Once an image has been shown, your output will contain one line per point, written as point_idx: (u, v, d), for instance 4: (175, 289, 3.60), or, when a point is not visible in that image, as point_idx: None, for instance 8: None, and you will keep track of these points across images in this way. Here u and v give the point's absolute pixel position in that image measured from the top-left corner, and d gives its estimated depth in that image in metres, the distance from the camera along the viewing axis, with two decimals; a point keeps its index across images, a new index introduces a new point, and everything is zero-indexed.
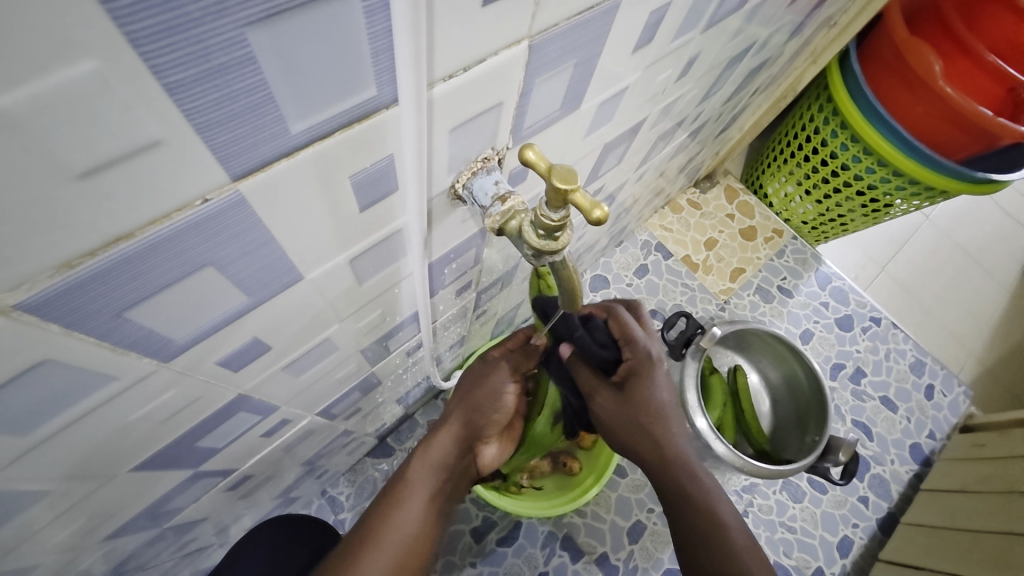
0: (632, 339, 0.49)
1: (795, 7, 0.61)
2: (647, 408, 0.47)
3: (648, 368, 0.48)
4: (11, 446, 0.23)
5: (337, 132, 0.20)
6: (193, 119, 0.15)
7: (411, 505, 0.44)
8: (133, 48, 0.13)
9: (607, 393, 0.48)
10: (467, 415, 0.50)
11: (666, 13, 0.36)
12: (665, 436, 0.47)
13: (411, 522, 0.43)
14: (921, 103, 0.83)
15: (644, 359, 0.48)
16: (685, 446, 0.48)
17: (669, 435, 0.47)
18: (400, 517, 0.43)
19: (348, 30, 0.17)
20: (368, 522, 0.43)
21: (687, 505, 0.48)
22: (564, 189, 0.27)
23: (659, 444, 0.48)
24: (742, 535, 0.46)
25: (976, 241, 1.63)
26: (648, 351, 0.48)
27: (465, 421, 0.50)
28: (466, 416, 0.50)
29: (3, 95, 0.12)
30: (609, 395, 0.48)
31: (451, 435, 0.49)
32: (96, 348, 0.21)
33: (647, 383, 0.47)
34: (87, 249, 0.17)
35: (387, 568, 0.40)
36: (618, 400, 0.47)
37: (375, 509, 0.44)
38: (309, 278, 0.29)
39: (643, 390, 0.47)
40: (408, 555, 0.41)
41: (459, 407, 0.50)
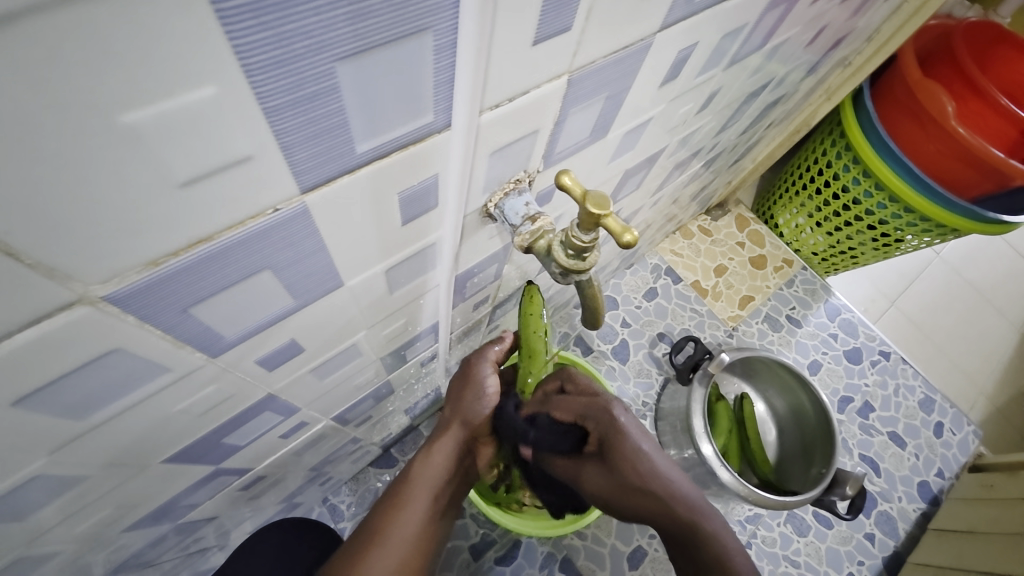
0: (590, 411, 0.51)
1: (812, 47, 0.63)
2: (630, 468, 0.49)
3: (615, 436, 0.50)
4: (68, 429, 0.24)
5: (394, 153, 0.22)
6: (280, 138, 0.17)
7: (414, 506, 0.45)
8: (245, 78, 0.15)
9: (589, 466, 0.52)
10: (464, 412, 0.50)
11: (693, 52, 0.38)
12: (652, 483, 0.49)
13: (414, 523, 0.43)
14: (933, 143, 0.85)
15: (608, 427, 0.50)
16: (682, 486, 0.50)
17: (657, 480, 0.49)
18: (402, 518, 0.43)
19: (418, 66, 0.19)
20: (374, 521, 0.43)
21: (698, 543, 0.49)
22: (598, 214, 0.28)
23: (657, 495, 0.49)
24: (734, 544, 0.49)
25: (987, 280, 1.63)
26: (608, 416, 0.51)
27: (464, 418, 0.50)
28: (462, 414, 0.50)
29: (134, 113, 0.14)
30: (594, 468, 0.52)
31: (452, 435, 0.49)
32: (158, 340, 0.22)
33: (619, 443, 0.49)
34: (171, 250, 0.18)
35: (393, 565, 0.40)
36: (603, 471, 0.51)
37: (380, 509, 0.44)
38: (347, 285, 0.30)
39: (618, 454, 0.49)
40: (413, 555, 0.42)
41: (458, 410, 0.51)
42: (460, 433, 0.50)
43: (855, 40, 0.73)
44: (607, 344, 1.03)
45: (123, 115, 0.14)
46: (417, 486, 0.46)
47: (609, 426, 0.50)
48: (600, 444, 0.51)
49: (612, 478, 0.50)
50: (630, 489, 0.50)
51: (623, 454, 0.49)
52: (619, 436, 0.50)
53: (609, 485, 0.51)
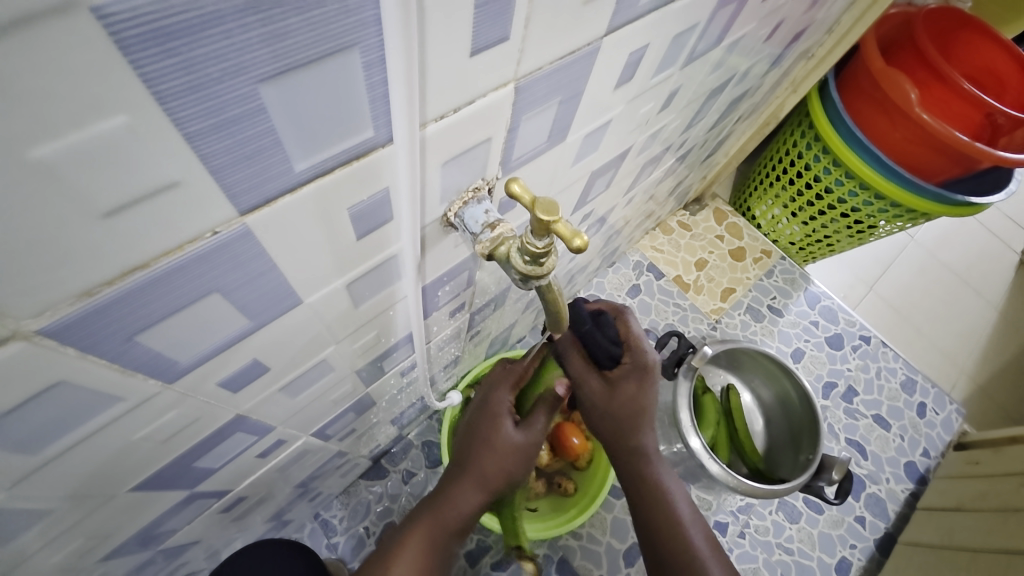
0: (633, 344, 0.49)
1: (771, 41, 0.64)
2: (631, 406, 0.50)
3: (643, 376, 0.49)
4: (21, 464, 0.24)
5: (337, 169, 0.22)
6: (207, 162, 0.17)
7: (406, 555, 0.46)
8: (160, 105, 0.15)
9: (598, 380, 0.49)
10: (484, 468, 0.51)
11: (646, 53, 0.38)
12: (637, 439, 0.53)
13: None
14: (899, 130, 0.87)
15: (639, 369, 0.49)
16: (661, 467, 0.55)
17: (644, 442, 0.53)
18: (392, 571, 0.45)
19: (348, 83, 0.19)
20: (384, 554, 0.47)
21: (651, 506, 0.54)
22: (547, 220, 0.29)
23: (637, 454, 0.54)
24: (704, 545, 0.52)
25: (962, 260, 1.67)
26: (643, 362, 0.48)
27: (482, 473, 0.50)
28: (481, 472, 0.50)
29: (43, 147, 0.14)
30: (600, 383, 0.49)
31: (471, 489, 0.50)
32: (106, 370, 0.22)
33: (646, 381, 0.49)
34: (105, 279, 0.18)
35: None
36: (605, 388, 0.49)
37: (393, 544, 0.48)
38: (307, 302, 0.30)
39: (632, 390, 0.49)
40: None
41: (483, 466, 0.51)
42: (479, 489, 0.50)
43: (814, 33, 0.75)
44: None
45: (32, 150, 0.13)
46: (419, 541, 0.48)
47: (642, 365, 0.49)
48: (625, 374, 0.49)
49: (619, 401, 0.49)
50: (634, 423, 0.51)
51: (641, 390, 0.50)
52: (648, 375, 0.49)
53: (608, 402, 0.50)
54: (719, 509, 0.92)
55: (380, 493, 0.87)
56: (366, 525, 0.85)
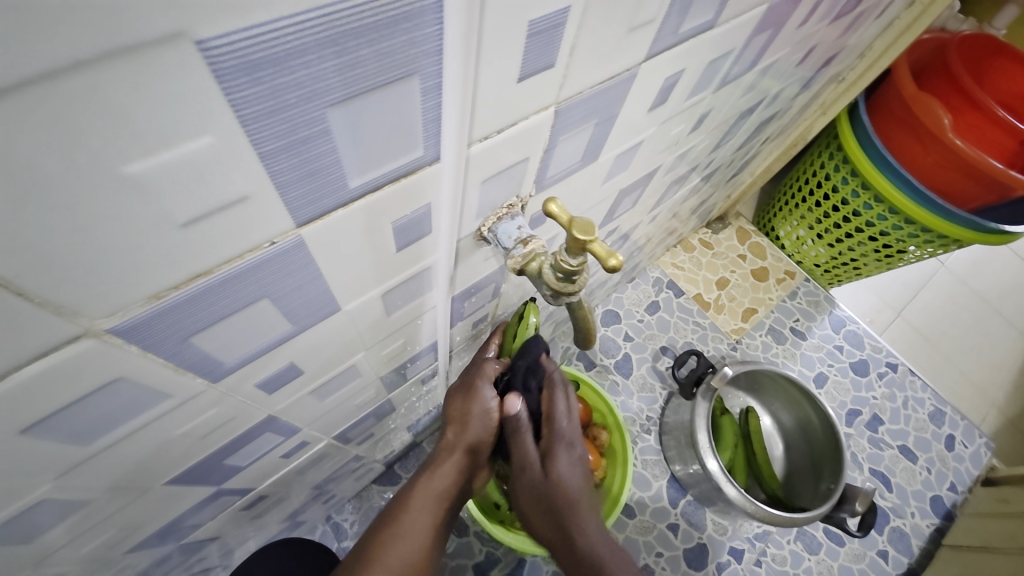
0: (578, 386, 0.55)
1: (804, 65, 0.64)
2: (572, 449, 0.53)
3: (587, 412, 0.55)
4: (72, 455, 0.25)
5: (387, 185, 0.23)
6: (275, 178, 0.18)
7: (411, 534, 0.45)
8: (241, 128, 0.16)
9: (534, 464, 0.52)
10: (469, 437, 0.52)
11: (680, 78, 0.39)
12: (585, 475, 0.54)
13: (416, 541, 0.44)
14: (932, 154, 0.85)
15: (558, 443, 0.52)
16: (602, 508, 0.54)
17: (580, 529, 0.50)
18: (402, 546, 0.43)
19: (406, 106, 0.20)
20: (367, 545, 0.44)
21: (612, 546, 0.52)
22: (583, 239, 0.29)
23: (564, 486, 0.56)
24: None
25: (993, 289, 1.62)
26: (564, 437, 0.52)
27: (469, 442, 0.52)
28: (469, 437, 0.51)
29: (136, 163, 0.15)
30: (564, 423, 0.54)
31: (456, 458, 0.51)
32: (160, 368, 0.23)
33: (552, 466, 0.51)
34: (171, 284, 0.19)
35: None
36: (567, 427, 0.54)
37: (375, 532, 0.45)
38: (345, 309, 0.31)
39: (556, 473, 0.51)
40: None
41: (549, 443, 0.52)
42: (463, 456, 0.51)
43: (847, 57, 0.74)
44: (610, 358, 1.03)
45: (125, 165, 0.15)
46: (416, 515, 0.46)
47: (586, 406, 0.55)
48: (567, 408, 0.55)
49: (545, 490, 0.51)
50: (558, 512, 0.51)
51: (553, 480, 0.51)
52: (559, 455, 0.51)
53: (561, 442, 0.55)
54: (734, 535, 0.90)
55: None
56: None
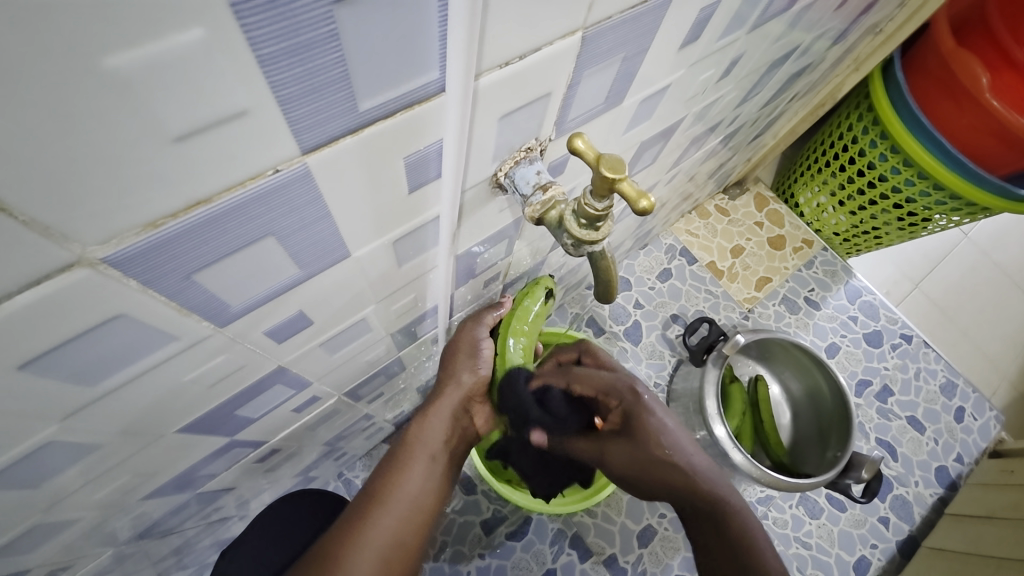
0: (611, 388, 0.55)
1: (841, 11, 0.60)
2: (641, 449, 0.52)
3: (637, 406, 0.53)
4: (78, 396, 0.24)
5: (398, 113, 0.21)
6: (277, 91, 0.16)
7: (415, 471, 0.46)
8: (235, 21, 0.14)
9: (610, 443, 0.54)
10: (459, 376, 0.51)
11: (716, 11, 0.36)
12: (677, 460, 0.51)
13: (421, 480, 0.46)
14: (966, 116, 0.80)
15: (631, 402, 0.54)
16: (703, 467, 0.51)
17: (680, 457, 0.51)
18: (407, 483, 0.45)
19: (421, 12, 0.18)
20: (373, 484, 0.45)
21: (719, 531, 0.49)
22: (612, 178, 0.27)
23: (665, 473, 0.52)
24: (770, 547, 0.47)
25: (1016, 261, 1.57)
26: (633, 393, 0.54)
27: (460, 380, 0.51)
28: (459, 377, 0.51)
29: (120, 55, 0.13)
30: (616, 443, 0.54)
31: (451, 395, 0.51)
32: (163, 308, 0.22)
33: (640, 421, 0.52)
34: (170, 211, 0.18)
35: (398, 523, 0.43)
36: (625, 445, 0.53)
37: (380, 471, 0.46)
38: (354, 256, 0.30)
39: (644, 427, 0.52)
40: (416, 512, 0.44)
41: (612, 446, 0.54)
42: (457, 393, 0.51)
43: (887, 5, 0.69)
44: (619, 325, 1.02)
45: (108, 58, 0.13)
46: (419, 453, 0.47)
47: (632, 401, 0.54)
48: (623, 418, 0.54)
49: (638, 452, 0.52)
50: (654, 462, 0.52)
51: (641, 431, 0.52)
52: (644, 410, 0.53)
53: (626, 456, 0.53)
54: None
55: None
56: None
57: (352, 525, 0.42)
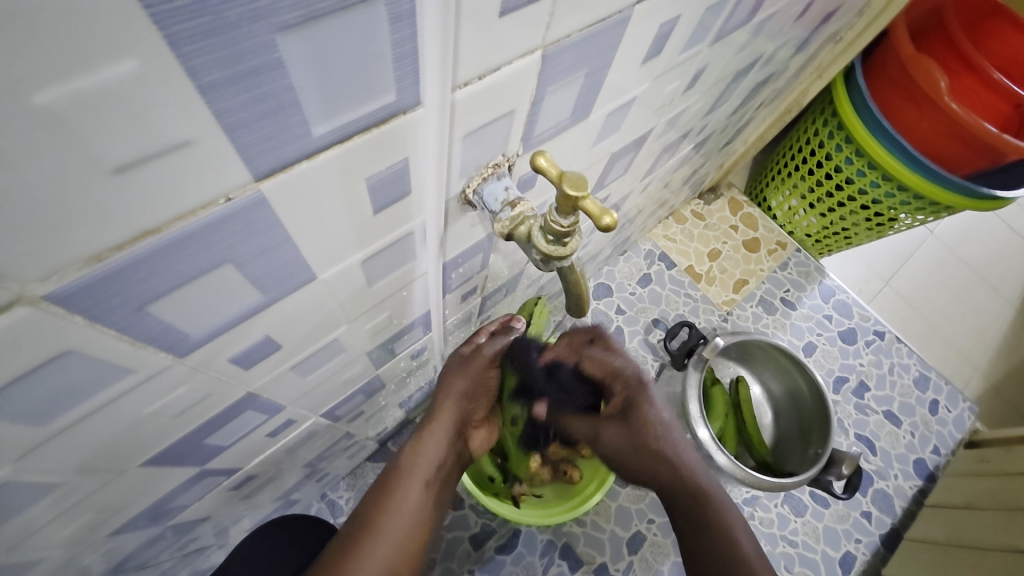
0: (616, 374, 0.56)
1: (801, 22, 0.62)
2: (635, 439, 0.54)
3: (640, 393, 0.55)
4: (29, 436, 0.23)
5: (356, 136, 0.21)
6: (222, 119, 0.16)
7: (408, 497, 0.45)
8: (172, 52, 0.14)
9: (609, 426, 0.57)
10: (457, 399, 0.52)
11: (676, 26, 0.36)
12: (672, 452, 0.53)
13: (412, 507, 0.45)
14: (926, 119, 0.83)
15: (635, 389, 0.55)
16: (692, 458, 0.53)
17: (675, 449, 0.53)
18: (399, 509, 0.44)
19: (373, 37, 0.18)
20: (365, 510, 0.44)
21: (698, 514, 0.50)
22: (575, 195, 0.27)
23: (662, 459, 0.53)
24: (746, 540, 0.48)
25: (980, 256, 1.63)
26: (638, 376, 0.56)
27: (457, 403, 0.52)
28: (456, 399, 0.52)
29: (48, 91, 0.12)
30: (615, 428, 0.56)
31: (446, 420, 0.51)
32: (116, 341, 0.21)
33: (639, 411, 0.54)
34: (115, 243, 0.17)
35: (389, 553, 0.42)
36: (621, 430, 0.55)
37: (373, 497, 0.45)
38: (321, 279, 0.29)
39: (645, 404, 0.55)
40: (410, 538, 0.44)
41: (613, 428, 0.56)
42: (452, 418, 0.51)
43: (844, 15, 0.71)
44: None
45: (35, 95, 0.12)
46: (413, 477, 0.47)
47: (635, 387, 0.55)
48: (625, 406, 0.56)
49: (633, 436, 0.54)
50: (649, 453, 0.54)
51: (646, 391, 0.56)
52: (643, 403, 0.54)
53: (625, 442, 0.55)
54: None
55: None
56: None
57: (343, 555, 0.41)
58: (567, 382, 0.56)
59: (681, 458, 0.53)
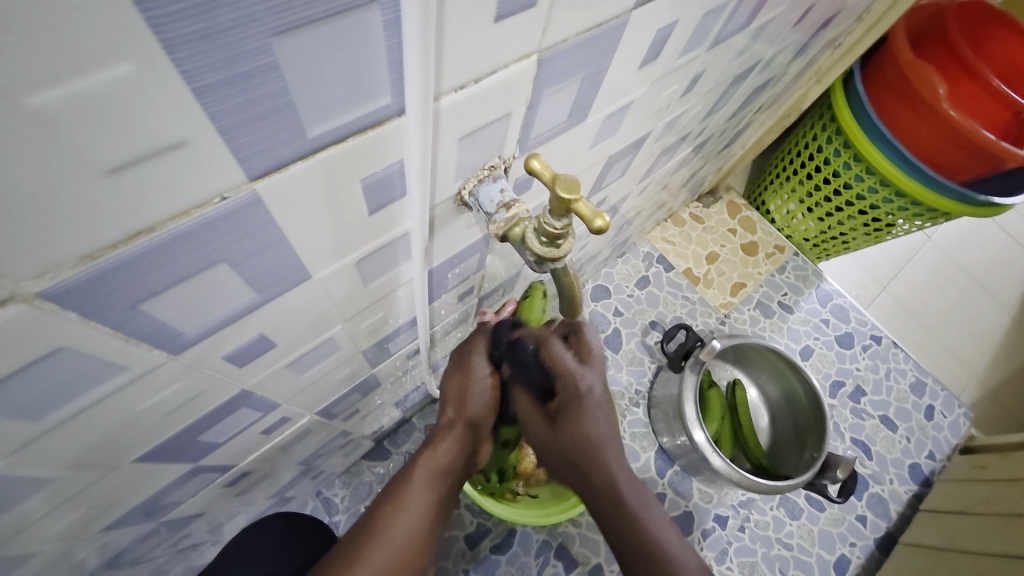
0: (564, 374, 0.45)
1: (800, 27, 0.62)
2: (563, 454, 0.46)
3: (580, 404, 0.44)
4: (24, 431, 0.23)
5: (350, 138, 0.21)
6: (216, 121, 0.16)
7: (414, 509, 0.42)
8: (165, 55, 0.14)
9: (540, 422, 0.47)
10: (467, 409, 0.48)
11: (673, 31, 0.37)
12: (604, 471, 0.45)
13: (417, 518, 0.42)
14: (925, 125, 0.83)
15: (575, 395, 0.45)
16: (628, 487, 0.45)
17: (608, 472, 0.45)
18: (404, 521, 0.41)
19: (367, 40, 0.18)
20: (368, 519, 0.41)
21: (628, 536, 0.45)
22: (568, 199, 0.28)
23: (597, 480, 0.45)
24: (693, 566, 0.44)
25: (979, 263, 1.64)
26: (580, 388, 0.44)
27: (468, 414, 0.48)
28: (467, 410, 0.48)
29: (43, 94, 0.13)
30: (543, 427, 0.47)
31: (459, 429, 0.48)
32: (109, 338, 0.22)
33: (579, 420, 0.44)
34: (108, 242, 0.17)
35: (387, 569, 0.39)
36: (551, 431, 0.46)
37: (377, 505, 0.42)
38: (316, 278, 0.29)
39: (578, 425, 0.44)
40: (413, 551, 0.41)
41: (540, 430, 0.48)
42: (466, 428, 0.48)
43: (844, 20, 0.72)
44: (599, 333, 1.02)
45: (29, 97, 0.13)
46: (418, 489, 0.44)
47: (580, 396, 0.44)
48: (560, 411, 0.46)
49: (559, 442, 0.46)
50: (577, 464, 0.46)
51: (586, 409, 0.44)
52: (585, 411, 0.44)
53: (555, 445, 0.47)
54: (719, 502, 0.92)
55: (382, 474, 0.88)
56: (367, 504, 0.85)
57: (346, 564, 0.38)
58: (523, 362, 0.46)
59: (612, 484, 0.45)
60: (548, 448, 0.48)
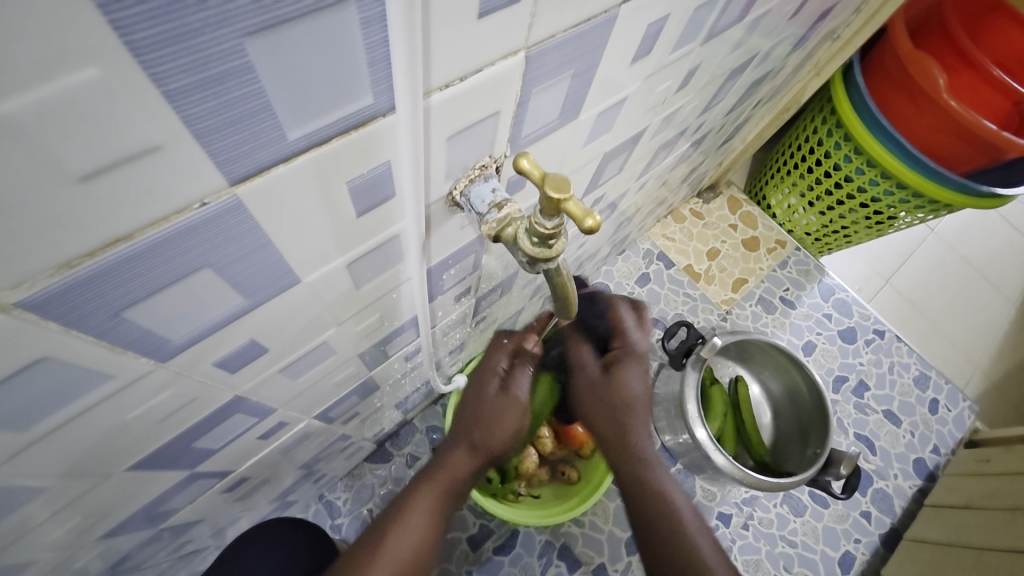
0: (623, 332, 0.55)
1: (797, 19, 0.61)
2: (602, 398, 0.53)
3: (636, 359, 0.54)
4: (12, 441, 0.23)
5: (334, 139, 0.21)
6: (191, 124, 0.16)
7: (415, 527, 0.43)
8: (134, 57, 0.13)
9: (595, 366, 0.54)
10: (486, 435, 0.49)
11: (665, 25, 0.36)
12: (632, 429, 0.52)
13: (417, 536, 0.43)
14: (925, 116, 0.83)
15: (630, 351, 0.54)
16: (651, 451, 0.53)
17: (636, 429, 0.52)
18: (406, 534, 0.43)
19: (345, 39, 0.17)
20: (374, 531, 0.43)
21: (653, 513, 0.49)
22: (557, 199, 0.27)
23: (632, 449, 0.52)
24: (709, 549, 0.47)
25: (981, 254, 1.62)
26: (635, 346, 0.54)
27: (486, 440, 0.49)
28: (483, 434, 0.49)
29: (9, 102, 0.12)
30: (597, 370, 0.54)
31: (472, 452, 0.49)
32: (93, 347, 0.21)
33: (623, 371, 0.53)
34: (86, 250, 0.17)
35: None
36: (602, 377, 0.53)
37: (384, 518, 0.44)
38: (305, 282, 0.29)
39: (623, 376, 0.53)
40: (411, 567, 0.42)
41: (593, 377, 0.54)
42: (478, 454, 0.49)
43: (841, 12, 0.71)
44: None
45: None
46: (425, 504, 0.45)
47: (635, 351, 0.54)
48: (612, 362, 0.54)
49: (605, 387, 0.53)
50: (620, 418, 0.52)
51: (619, 381, 0.53)
52: (629, 367, 0.53)
53: (600, 394, 0.53)
54: (723, 500, 0.91)
55: (384, 476, 0.88)
56: (370, 507, 0.85)
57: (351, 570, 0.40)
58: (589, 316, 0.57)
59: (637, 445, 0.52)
60: (595, 401, 0.53)
